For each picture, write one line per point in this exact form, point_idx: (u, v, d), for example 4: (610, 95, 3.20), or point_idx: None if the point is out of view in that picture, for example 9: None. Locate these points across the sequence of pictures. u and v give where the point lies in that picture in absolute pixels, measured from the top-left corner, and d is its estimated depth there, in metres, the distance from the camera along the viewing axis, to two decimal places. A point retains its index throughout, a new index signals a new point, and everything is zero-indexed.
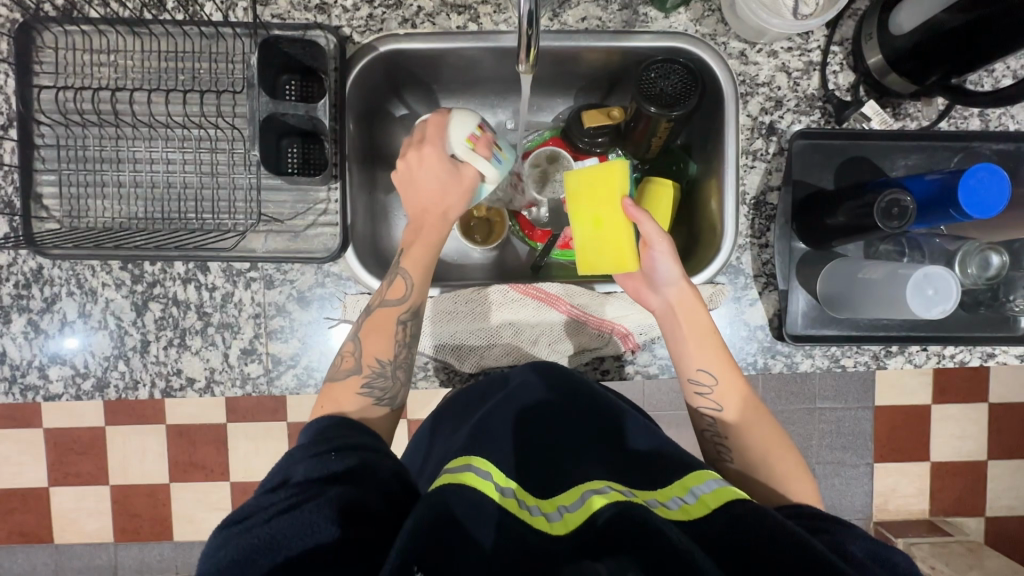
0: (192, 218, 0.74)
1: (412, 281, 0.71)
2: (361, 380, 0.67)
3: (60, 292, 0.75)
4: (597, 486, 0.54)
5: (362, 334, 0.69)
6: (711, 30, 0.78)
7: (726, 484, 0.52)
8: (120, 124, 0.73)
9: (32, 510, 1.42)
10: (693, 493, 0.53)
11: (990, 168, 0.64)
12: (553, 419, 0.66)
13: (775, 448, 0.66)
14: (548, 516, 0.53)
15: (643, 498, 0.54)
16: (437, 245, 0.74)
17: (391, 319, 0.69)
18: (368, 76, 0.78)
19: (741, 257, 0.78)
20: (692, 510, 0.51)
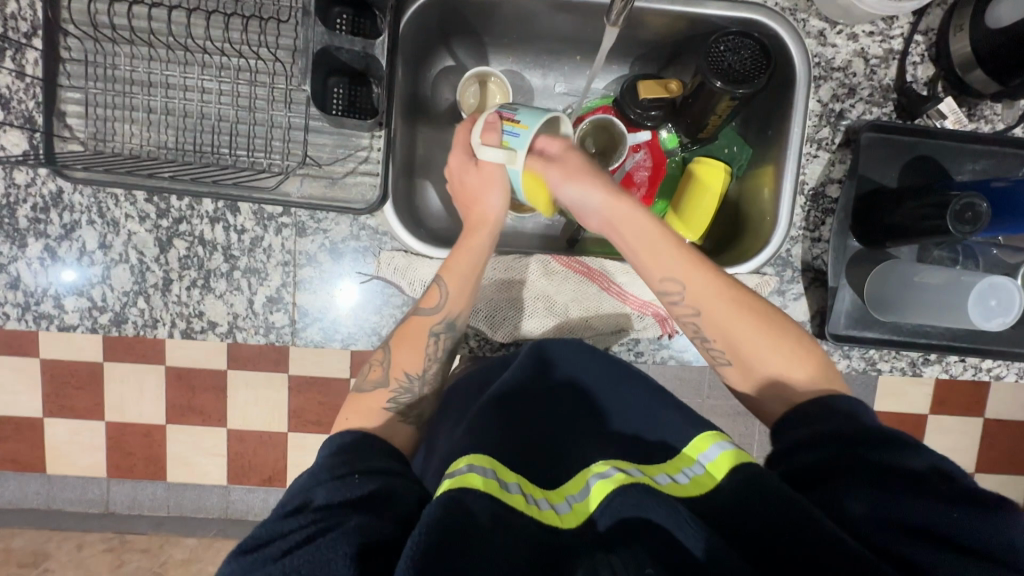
0: (225, 153, 0.70)
1: (447, 291, 0.67)
2: (388, 395, 0.64)
3: (80, 220, 0.71)
4: (603, 467, 0.53)
5: (393, 344, 0.66)
6: (793, 4, 0.73)
7: (731, 447, 0.52)
8: (154, 44, 0.68)
9: (25, 440, 1.40)
10: (701, 463, 0.53)
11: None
12: (565, 405, 0.66)
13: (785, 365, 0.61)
14: (557, 507, 0.52)
15: (653, 474, 0.53)
16: (483, 259, 0.70)
17: (424, 330, 0.66)
18: (423, 18, 0.74)
19: (792, 248, 0.76)
20: (705, 481, 0.50)
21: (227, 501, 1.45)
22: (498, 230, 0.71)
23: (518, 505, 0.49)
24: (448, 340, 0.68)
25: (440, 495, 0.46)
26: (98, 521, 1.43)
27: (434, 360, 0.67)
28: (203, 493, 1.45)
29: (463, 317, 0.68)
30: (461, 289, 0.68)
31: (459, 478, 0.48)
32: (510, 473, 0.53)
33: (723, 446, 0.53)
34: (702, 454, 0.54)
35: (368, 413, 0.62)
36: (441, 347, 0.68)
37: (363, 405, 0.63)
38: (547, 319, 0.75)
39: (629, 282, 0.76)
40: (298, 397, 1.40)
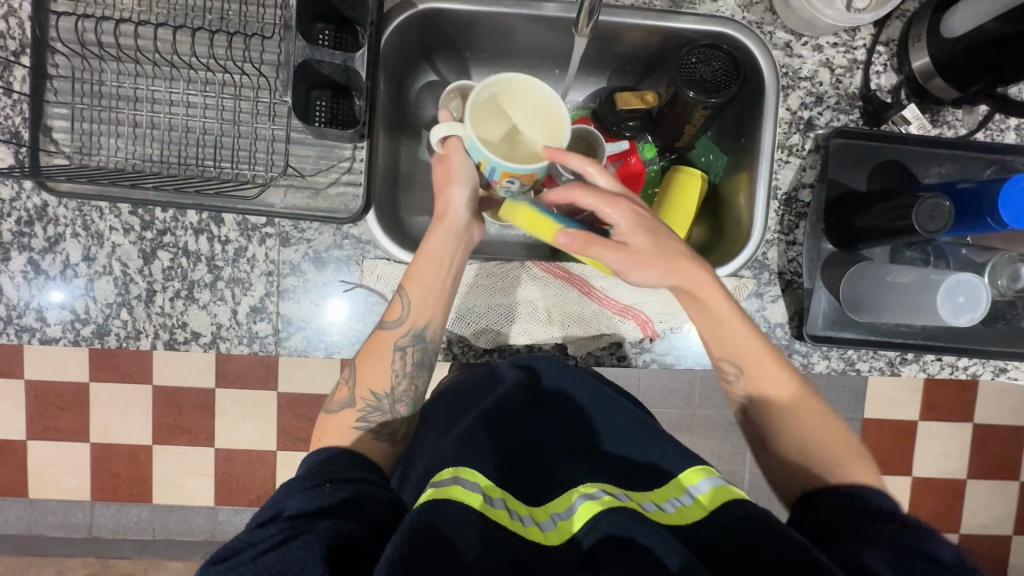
0: (210, 165, 0.71)
1: (409, 303, 0.67)
2: (356, 413, 0.65)
3: (64, 233, 0.72)
4: (590, 489, 0.53)
5: (359, 360, 0.68)
6: (759, 18, 0.76)
7: (721, 482, 0.53)
8: (140, 61, 0.70)
9: (6, 463, 1.38)
10: (690, 493, 0.53)
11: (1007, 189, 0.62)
12: (551, 424, 0.66)
13: (835, 437, 0.64)
14: (541, 525, 0.52)
15: (640, 500, 0.53)
16: (444, 267, 0.69)
17: (387, 345, 0.67)
18: (404, 34, 0.75)
19: (768, 252, 0.78)
20: (692, 514, 0.50)
21: (214, 523, 1.42)
22: (461, 229, 0.70)
23: (502, 522, 0.49)
24: (416, 353, 0.68)
25: (424, 502, 0.46)
26: (80, 546, 1.40)
27: (403, 377, 0.67)
28: (189, 515, 1.42)
29: (429, 329, 0.68)
30: (423, 299, 0.68)
31: (444, 486, 0.49)
32: (497, 488, 0.53)
33: (713, 481, 0.53)
34: (691, 486, 0.54)
35: (341, 433, 0.64)
36: (406, 361, 0.68)
37: (340, 423, 0.65)
38: (532, 324, 0.76)
39: (608, 286, 0.77)
40: (287, 415, 1.39)
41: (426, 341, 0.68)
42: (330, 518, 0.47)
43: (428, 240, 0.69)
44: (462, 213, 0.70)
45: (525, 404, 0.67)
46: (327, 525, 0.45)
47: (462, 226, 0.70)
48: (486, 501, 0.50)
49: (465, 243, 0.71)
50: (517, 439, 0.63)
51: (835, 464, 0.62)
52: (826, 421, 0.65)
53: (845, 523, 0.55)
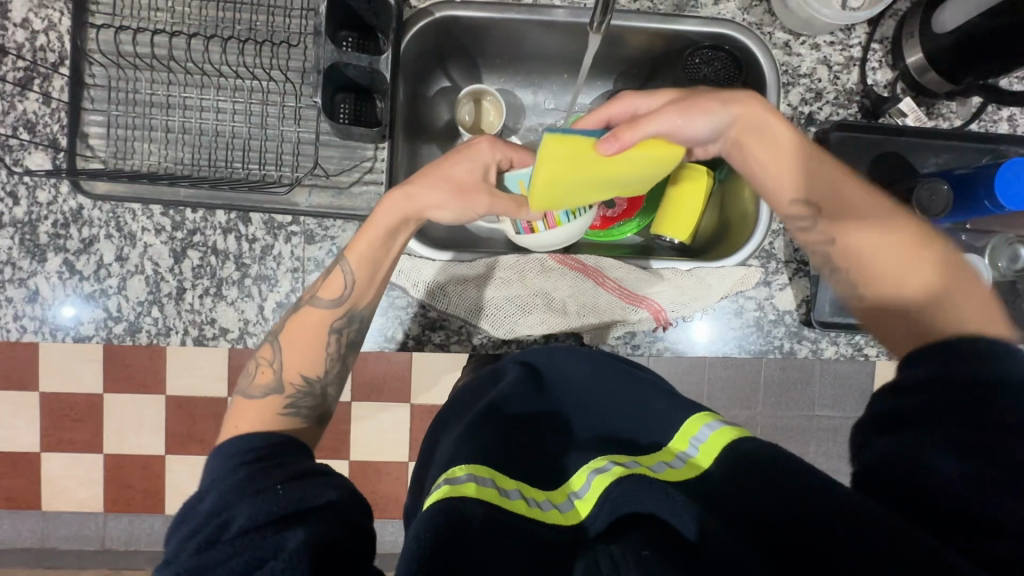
0: (238, 168, 0.74)
1: (350, 282, 0.68)
2: (282, 400, 0.65)
3: (98, 234, 0.75)
4: (603, 463, 0.56)
5: (284, 343, 0.67)
6: (758, 19, 0.80)
7: (725, 427, 0.55)
8: (173, 69, 0.73)
9: (23, 474, 1.39)
10: (693, 445, 0.55)
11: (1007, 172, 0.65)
12: (558, 416, 0.68)
13: (983, 310, 0.56)
14: (560, 507, 0.55)
15: (651, 463, 0.55)
16: (390, 246, 0.70)
17: (321, 326, 0.68)
18: (422, 41, 0.79)
19: (774, 242, 0.80)
20: (698, 466, 0.52)
21: None
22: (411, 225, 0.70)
23: (520, 511, 0.51)
24: (351, 334, 0.70)
25: (437, 499, 0.48)
26: (94, 558, 1.41)
27: (333, 360, 0.69)
28: None
29: (365, 308, 0.70)
30: (364, 279, 0.69)
31: (456, 485, 0.51)
32: (510, 480, 0.55)
33: (714, 427, 0.55)
34: (696, 436, 0.56)
35: (265, 416, 0.64)
36: (340, 344, 0.69)
37: (265, 408, 0.64)
38: (548, 314, 0.78)
39: (622, 277, 0.80)
40: None
41: (362, 322, 0.70)
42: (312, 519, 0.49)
43: (379, 214, 0.68)
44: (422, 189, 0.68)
45: (537, 393, 0.69)
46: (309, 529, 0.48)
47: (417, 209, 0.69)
48: (501, 495, 0.52)
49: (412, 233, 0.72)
50: (524, 431, 0.64)
51: (956, 316, 0.55)
52: (970, 310, 0.55)
53: (930, 395, 0.48)
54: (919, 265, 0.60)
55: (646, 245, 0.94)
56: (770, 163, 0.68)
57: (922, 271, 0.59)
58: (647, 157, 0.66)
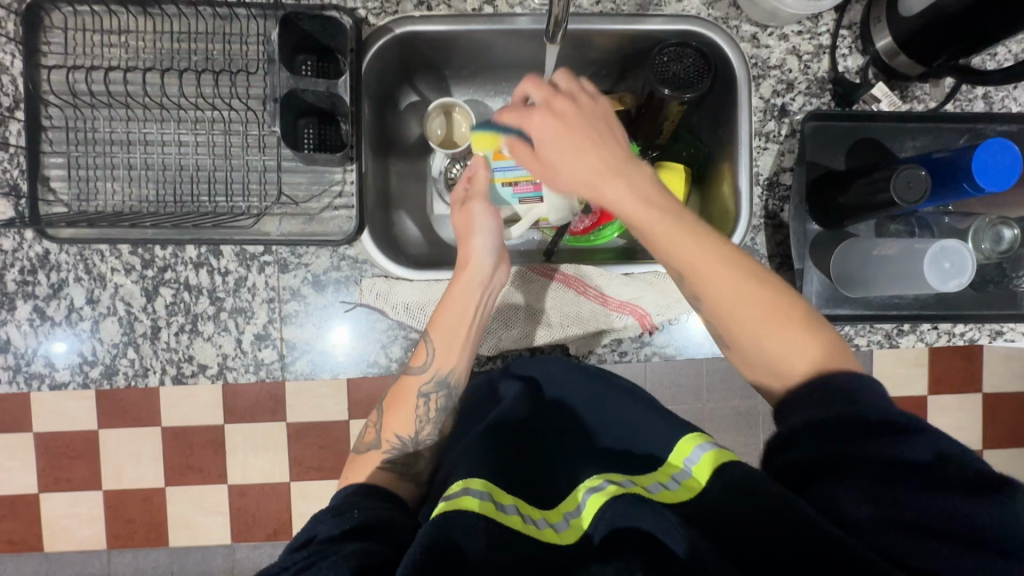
0: (205, 201, 0.73)
1: (434, 349, 0.72)
2: (380, 455, 0.70)
3: (67, 278, 0.73)
4: (597, 482, 0.55)
5: (386, 407, 0.73)
6: (723, 13, 0.79)
7: (712, 447, 0.56)
8: (131, 105, 0.72)
9: (22, 517, 1.38)
10: (687, 467, 0.56)
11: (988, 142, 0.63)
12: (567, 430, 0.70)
13: (815, 352, 0.59)
14: (555, 526, 0.53)
15: (646, 483, 0.55)
16: (467, 309, 0.73)
17: (412, 392, 0.72)
18: (383, 58, 0.77)
19: (756, 238, 0.79)
20: (693, 486, 0.53)
21: (233, 560, 1.42)
22: (486, 274, 0.75)
23: (515, 527, 0.50)
24: (439, 400, 0.72)
25: (437, 514, 0.48)
26: None
27: (425, 422, 0.72)
28: (209, 554, 1.41)
29: (453, 375, 0.72)
30: (446, 349, 0.72)
31: (455, 499, 0.50)
32: (507, 494, 0.55)
33: (704, 447, 0.56)
34: (687, 458, 0.57)
35: (365, 470, 0.68)
36: (429, 408, 0.72)
37: (365, 463, 0.69)
38: (531, 326, 0.78)
39: (602, 284, 0.78)
40: (299, 443, 1.39)
41: (450, 389, 0.73)
42: (357, 542, 0.51)
43: (452, 287, 0.73)
44: (489, 254, 0.75)
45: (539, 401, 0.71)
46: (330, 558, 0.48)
47: (486, 270, 0.74)
48: (500, 509, 0.51)
49: (487, 297, 0.75)
50: (534, 443, 0.66)
51: (805, 361, 0.59)
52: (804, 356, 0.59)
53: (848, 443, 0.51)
54: (793, 339, 0.60)
55: (627, 248, 0.92)
56: (606, 192, 0.65)
57: (786, 333, 0.60)
58: None
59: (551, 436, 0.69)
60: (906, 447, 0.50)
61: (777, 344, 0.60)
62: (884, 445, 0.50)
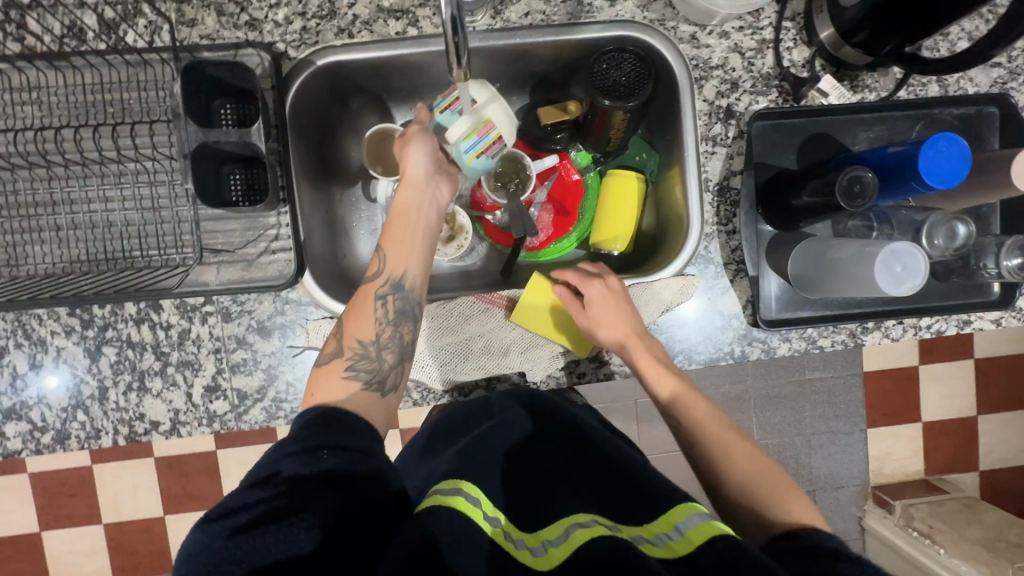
0: (138, 256, 0.70)
1: (383, 254, 0.69)
2: (344, 364, 0.64)
3: (7, 345, 0.72)
4: (581, 518, 0.51)
5: (346, 313, 0.67)
6: (659, 15, 0.75)
7: (708, 516, 0.49)
8: (51, 164, 0.69)
9: (25, 557, 1.39)
10: (678, 528, 0.49)
11: (948, 136, 0.61)
12: (554, 440, 0.65)
13: (777, 483, 0.61)
14: (533, 550, 0.50)
15: (629, 534, 0.51)
16: (415, 218, 0.72)
17: (370, 296, 0.67)
18: (310, 91, 0.74)
19: (709, 245, 0.77)
20: (677, 549, 0.47)
21: None
22: (424, 185, 0.73)
23: (496, 539, 0.49)
24: (397, 301, 0.68)
25: (426, 508, 0.49)
26: None
27: (386, 325, 0.66)
28: None
29: (406, 276, 0.69)
30: (398, 252, 0.70)
31: (446, 496, 0.50)
32: (497, 509, 0.54)
33: (697, 517, 0.49)
34: (678, 521, 0.50)
35: (331, 386, 0.62)
36: (388, 311, 0.67)
37: (328, 376, 0.63)
38: (486, 358, 0.76)
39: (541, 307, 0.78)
40: None
41: (406, 290, 0.68)
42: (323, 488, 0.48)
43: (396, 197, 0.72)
44: (422, 169, 0.72)
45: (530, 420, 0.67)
46: None
47: (422, 178, 0.73)
48: (485, 519, 0.51)
49: (433, 211, 0.74)
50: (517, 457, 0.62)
51: (777, 500, 0.59)
52: (768, 493, 0.60)
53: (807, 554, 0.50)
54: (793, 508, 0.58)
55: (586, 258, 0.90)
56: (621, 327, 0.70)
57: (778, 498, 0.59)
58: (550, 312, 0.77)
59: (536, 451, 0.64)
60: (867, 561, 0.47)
61: (743, 473, 0.62)
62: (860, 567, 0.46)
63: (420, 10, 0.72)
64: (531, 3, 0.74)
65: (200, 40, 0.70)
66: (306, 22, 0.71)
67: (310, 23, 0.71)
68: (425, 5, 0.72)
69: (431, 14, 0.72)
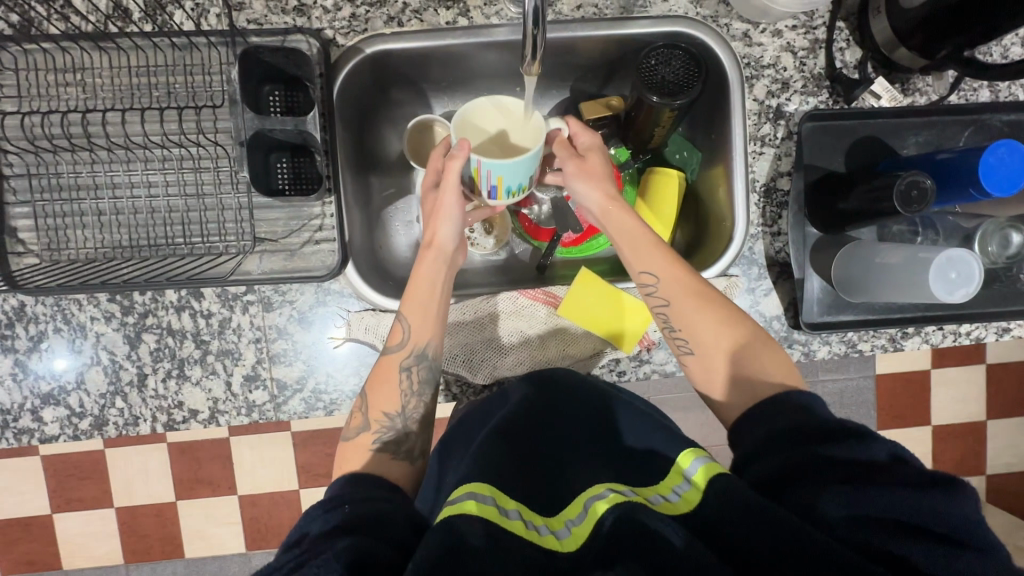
0: (181, 243, 0.70)
1: (410, 325, 0.66)
2: (372, 437, 0.62)
3: (46, 329, 0.71)
4: (598, 490, 0.51)
5: (368, 387, 0.66)
6: (713, 11, 0.74)
7: (709, 459, 0.51)
8: (94, 148, 0.68)
9: (38, 539, 1.38)
10: (686, 478, 0.51)
11: (1011, 144, 0.61)
12: (568, 415, 0.67)
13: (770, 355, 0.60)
14: (557, 534, 0.50)
15: (647, 495, 0.51)
16: (437, 284, 0.68)
17: (394, 369, 0.65)
18: (356, 80, 0.73)
19: (754, 246, 0.76)
20: (692, 498, 0.48)
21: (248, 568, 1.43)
22: (450, 254, 0.69)
23: (517, 532, 0.48)
24: (421, 372, 0.66)
25: (441, 519, 0.46)
26: None
27: (410, 396, 0.65)
28: (223, 565, 1.42)
29: (431, 346, 0.66)
30: (421, 320, 0.67)
31: (461, 501, 0.48)
32: (510, 497, 0.52)
33: (700, 461, 0.51)
34: (685, 469, 0.52)
35: (358, 454, 0.61)
36: (412, 381, 0.66)
37: (356, 448, 0.62)
38: (524, 353, 0.77)
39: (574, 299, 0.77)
40: (303, 453, 1.38)
41: (430, 360, 0.66)
42: (349, 535, 0.47)
43: (421, 264, 0.68)
44: (452, 243, 0.69)
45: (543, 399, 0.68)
46: (345, 543, 0.45)
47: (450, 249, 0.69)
48: (502, 512, 0.49)
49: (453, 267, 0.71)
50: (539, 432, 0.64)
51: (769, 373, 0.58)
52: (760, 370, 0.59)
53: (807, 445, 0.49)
54: (765, 364, 0.59)
55: None
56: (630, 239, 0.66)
57: (736, 337, 0.61)
58: (593, 305, 0.76)
59: (551, 422, 0.66)
60: (864, 447, 0.47)
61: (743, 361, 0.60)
62: (843, 448, 0.47)
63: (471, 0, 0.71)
64: None
65: (248, 24, 0.69)
66: (355, 8, 0.70)
67: (360, 10, 0.70)
68: None
69: (482, 4, 0.71)
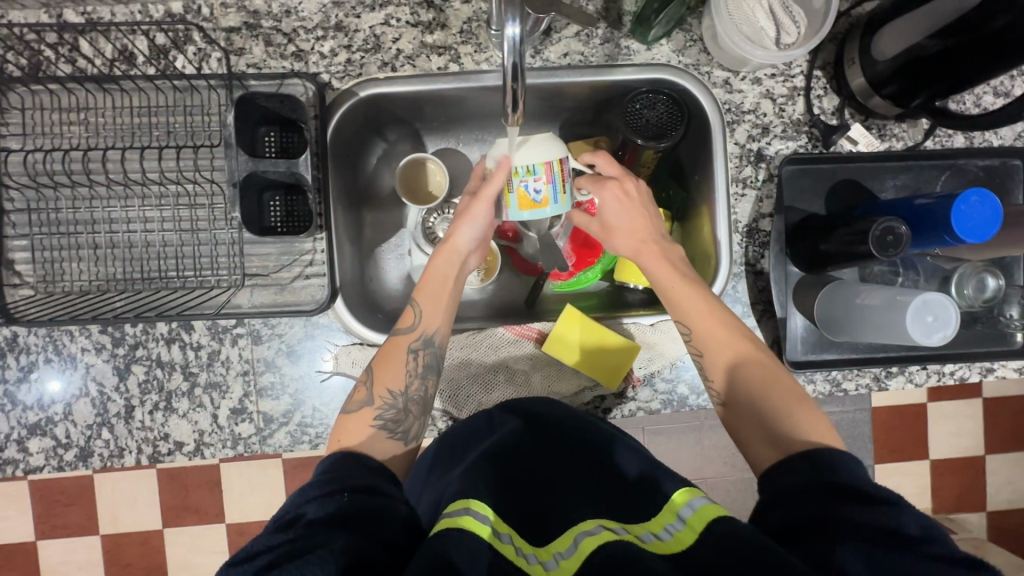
0: (174, 277, 0.71)
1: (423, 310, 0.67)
2: (373, 413, 0.62)
3: (37, 360, 0.72)
4: (590, 525, 0.50)
5: (375, 363, 0.65)
6: (694, 60, 0.77)
7: (706, 501, 0.49)
8: (93, 184, 0.70)
9: (20, 566, 1.36)
10: (680, 518, 0.49)
11: (982, 192, 0.63)
12: (563, 452, 0.65)
13: (797, 406, 0.58)
14: (545, 565, 0.48)
15: (639, 532, 0.49)
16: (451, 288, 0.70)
17: (400, 347, 0.66)
18: (350, 122, 0.75)
19: (737, 285, 0.78)
20: (686, 539, 0.46)
21: None
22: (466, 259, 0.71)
23: (509, 555, 0.46)
24: (427, 356, 0.66)
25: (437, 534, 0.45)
26: None
27: (415, 376, 0.65)
28: None
29: (441, 333, 0.67)
30: (434, 309, 0.68)
31: (456, 516, 0.47)
32: (506, 522, 0.51)
33: (697, 503, 0.49)
34: (680, 509, 0.50)
35: (358, 429, 0.60)
36: (418, 363, 0.66)
37: (357, 424, 0.60)
38: (510, 388, 0.77)
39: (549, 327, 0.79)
40: (291, 482, 1.36)
41: (436, 347, 0.67)
42: None
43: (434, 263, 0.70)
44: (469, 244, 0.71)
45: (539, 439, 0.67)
46: None
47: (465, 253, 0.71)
48: (497, 534, 0.48)
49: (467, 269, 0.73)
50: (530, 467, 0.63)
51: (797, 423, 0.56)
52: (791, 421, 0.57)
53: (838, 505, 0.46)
54: (796, 415, 0.57)
55: (610, 291, 0.91)
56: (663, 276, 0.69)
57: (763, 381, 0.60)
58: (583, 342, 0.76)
59: (545, 458, 0.65)
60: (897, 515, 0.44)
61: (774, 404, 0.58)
62: (876, 512, 0.44)
63: (462, 47, 0.74)
64: (571, 44, 0.77)
65: (247, 68, 0.72)
66: (351, 54, 0.73)
67: (355, 56, 0.73)
68: (468, 42, 0.74)
69: (473, 51, 0.74)
